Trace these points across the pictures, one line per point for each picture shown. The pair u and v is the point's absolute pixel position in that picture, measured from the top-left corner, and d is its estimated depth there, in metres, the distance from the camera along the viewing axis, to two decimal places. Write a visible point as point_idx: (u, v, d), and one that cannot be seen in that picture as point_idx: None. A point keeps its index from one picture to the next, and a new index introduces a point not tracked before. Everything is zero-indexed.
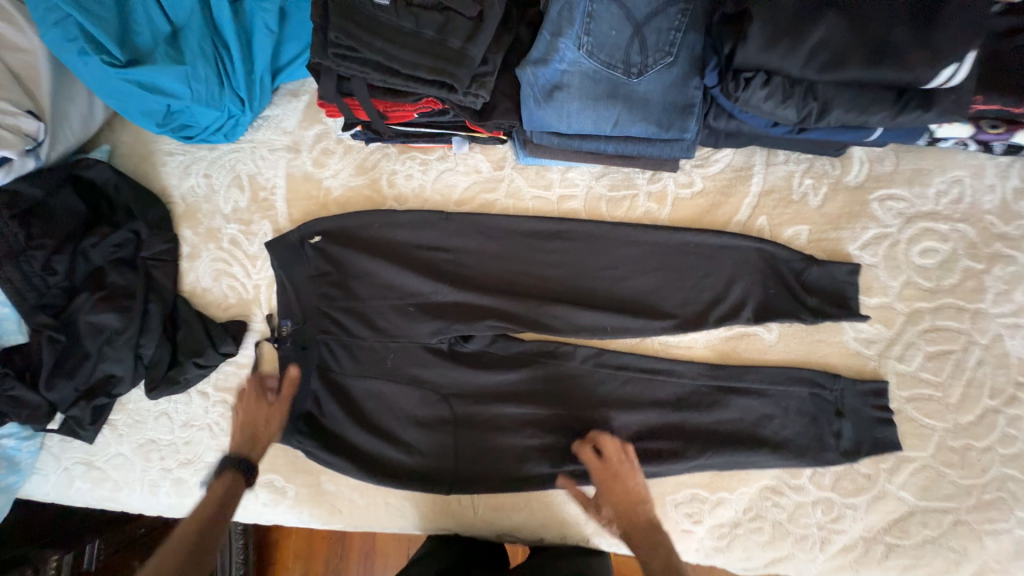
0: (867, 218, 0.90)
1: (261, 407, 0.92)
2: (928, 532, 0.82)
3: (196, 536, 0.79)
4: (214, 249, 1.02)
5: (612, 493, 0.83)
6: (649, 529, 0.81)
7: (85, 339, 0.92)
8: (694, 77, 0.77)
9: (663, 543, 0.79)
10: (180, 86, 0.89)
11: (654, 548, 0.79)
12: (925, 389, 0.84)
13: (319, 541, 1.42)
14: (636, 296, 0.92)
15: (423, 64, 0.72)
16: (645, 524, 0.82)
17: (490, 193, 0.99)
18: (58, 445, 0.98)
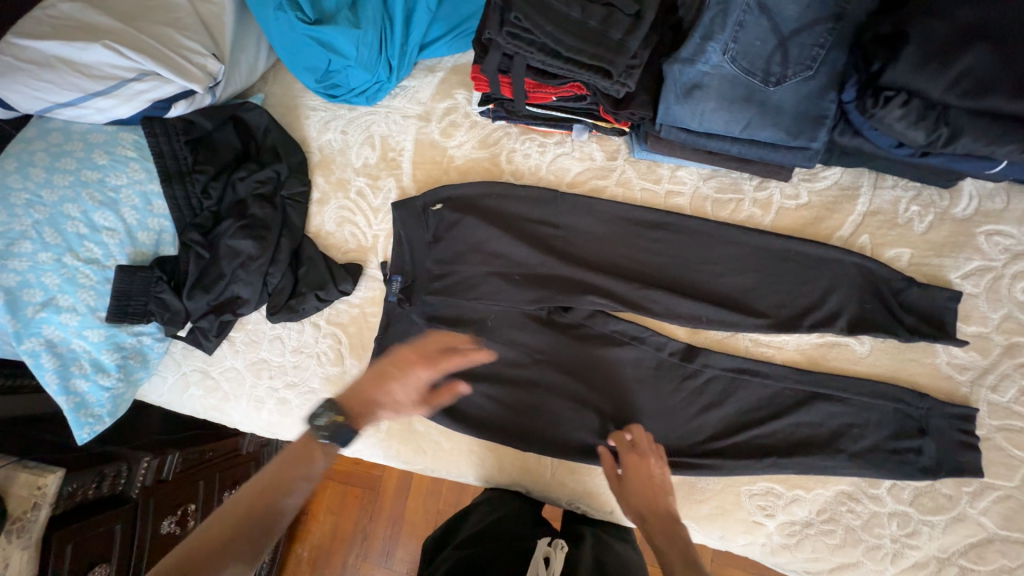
0: (972, 250, 0.93)
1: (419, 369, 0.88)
2: (1005, 561, 0.82)
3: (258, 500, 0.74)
4: (342, 198, 1.12)
5: (634, 476, 0.86)
6: (669, 520, 0.81)
7: (222, 260, 1.02)
8: (831, 92, 0.83)
9: (680, 536, 0.79)
10: (349, 47, 0.99)
11: (671, 539, 0.78)
12: (1017, 421, 0.86)
13: (353, 499, 1.48)
14: (734, 294, 0.96)
15: (584, 51, 0.82)
16: (666, 516, 0.82)
17: (602, 180, 1.06)
18: (181, 351, 1.10)
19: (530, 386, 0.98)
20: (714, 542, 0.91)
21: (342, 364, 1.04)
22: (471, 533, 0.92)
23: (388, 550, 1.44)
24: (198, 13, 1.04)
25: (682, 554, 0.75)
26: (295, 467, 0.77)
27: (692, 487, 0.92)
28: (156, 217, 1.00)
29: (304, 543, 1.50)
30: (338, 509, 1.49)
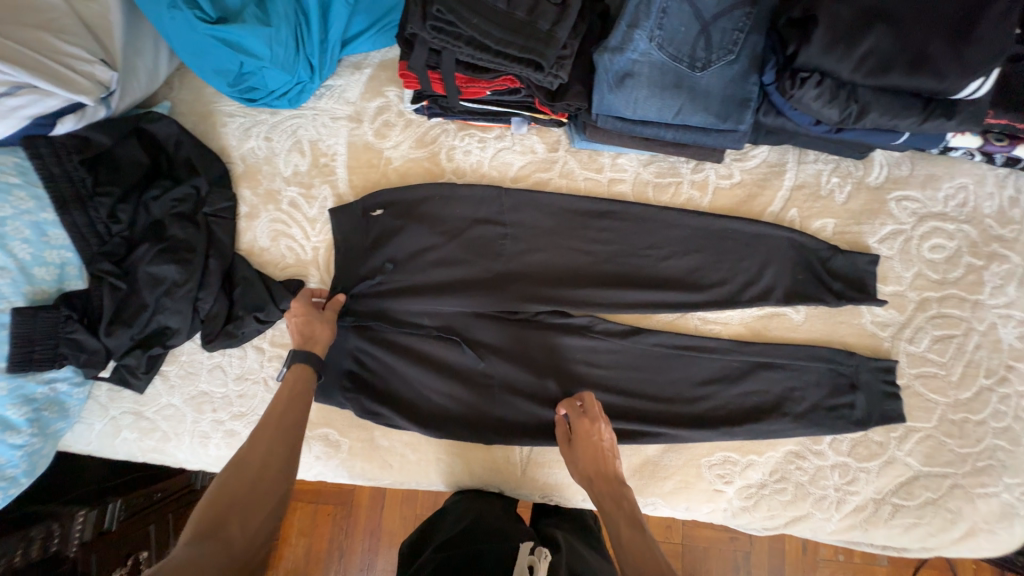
0: (885, 216, 1.01)
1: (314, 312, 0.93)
2: (929, 494, 0.92)
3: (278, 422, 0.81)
4: (273, 210, 1.05)
5: (584, 440, 0.87)
6: (616, 482, 0.84)
7: (144, 289, 0.94)
8: (752, 74, 0.85)
9: (625, 496, 0.83)
10: (262, 46, 0.92)
11: (618, 501, 0.82)
12: (932, 367, 0.95)
13: (325, 517, 1.43)
14: (679, 276, 0.98)
15: (513, 43, 0.79)
16: (613, 478, 0.85)
17: (545, 173, 1.05)
18: (106, 394, 0.99)
19: (484, 385, 0.96)
20: (681, 512, 0.95)
21: None
22: (442, 543, 0.89)
23: (368, 563, 1.41)
24: (77, 12, 0.91)
25: (628, 516, 0.80)
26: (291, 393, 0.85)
27: (656, 465, 0.95)
28: (55, 248, 0.89)
29: (277, 569, 1.43)
30: (309, 530, 1.43)
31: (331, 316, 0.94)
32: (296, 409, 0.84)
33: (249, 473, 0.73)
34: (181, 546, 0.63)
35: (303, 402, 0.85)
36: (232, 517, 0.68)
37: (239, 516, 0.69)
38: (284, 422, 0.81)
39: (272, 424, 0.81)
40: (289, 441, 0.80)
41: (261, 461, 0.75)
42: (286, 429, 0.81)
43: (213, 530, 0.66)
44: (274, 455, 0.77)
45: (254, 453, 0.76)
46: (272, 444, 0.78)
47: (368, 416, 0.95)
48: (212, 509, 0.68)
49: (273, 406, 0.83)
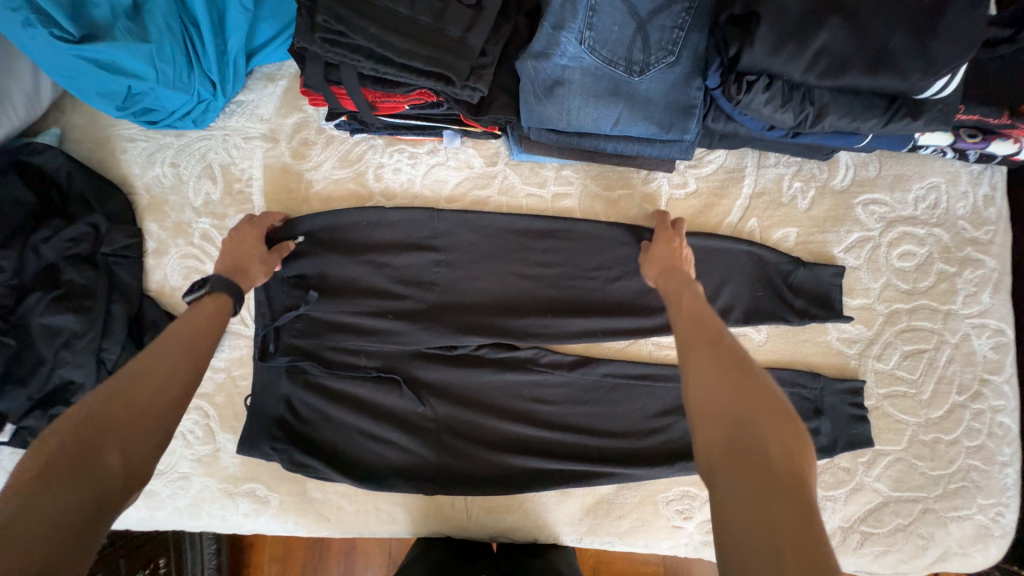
0: (851, 222, 0.93)
1: (259, 247, 0.85)
2: (899, 520, 0.87)
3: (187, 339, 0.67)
4: (184, 244, 0.94)
5: (662, 243, 0.84)
6: (681, 279, 0.77)
7: (39, 343, 0.85)
8: (696, 78, 0.75)
9: (689, 287, 0.74)
10: (144, 65, 0.81)
11: (682, 285, 0.75)
12: (901, 386, 0.88)
13: None
14: (629, 298, 0.90)
15: (419, 54, 0.69)
16: (680, 278, 0.77)
17: (483, 191, 0.95)
18: (10, 457, 0.90)
19: (425, 430, 0.88)
20: (639, 549, 0.90)
21: (215, 440, 0.90)
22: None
23: None
24: None
25: (690, 301, 0.71)
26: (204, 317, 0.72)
27: (611, 504, 0.89)
28: None
29: None
30: None
31: (274, 258, 0.85)
32: (206, 338, 0.70)
33: (145, 384, 0.59)
34: (36, 471, 0.48)
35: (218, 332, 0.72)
36: (112, 437, 0.53)
37: (122, 437, 0.54)
38: (189, 350, 0.66)
39: (178, 343, 0.66)
40: (193, 366, 0.65)
41: (157, 376, 0.61)
42: (196, 349, 0.67)
43: (85, 449, 0.50)
44: (177, 371, 0.63)
45: (152, 366, 0.61)
46: (176, 360, 0.64)
47: (297, 469, 0.86)
48: (87, 422, 0.53)
49: (181, 327, 0.68)
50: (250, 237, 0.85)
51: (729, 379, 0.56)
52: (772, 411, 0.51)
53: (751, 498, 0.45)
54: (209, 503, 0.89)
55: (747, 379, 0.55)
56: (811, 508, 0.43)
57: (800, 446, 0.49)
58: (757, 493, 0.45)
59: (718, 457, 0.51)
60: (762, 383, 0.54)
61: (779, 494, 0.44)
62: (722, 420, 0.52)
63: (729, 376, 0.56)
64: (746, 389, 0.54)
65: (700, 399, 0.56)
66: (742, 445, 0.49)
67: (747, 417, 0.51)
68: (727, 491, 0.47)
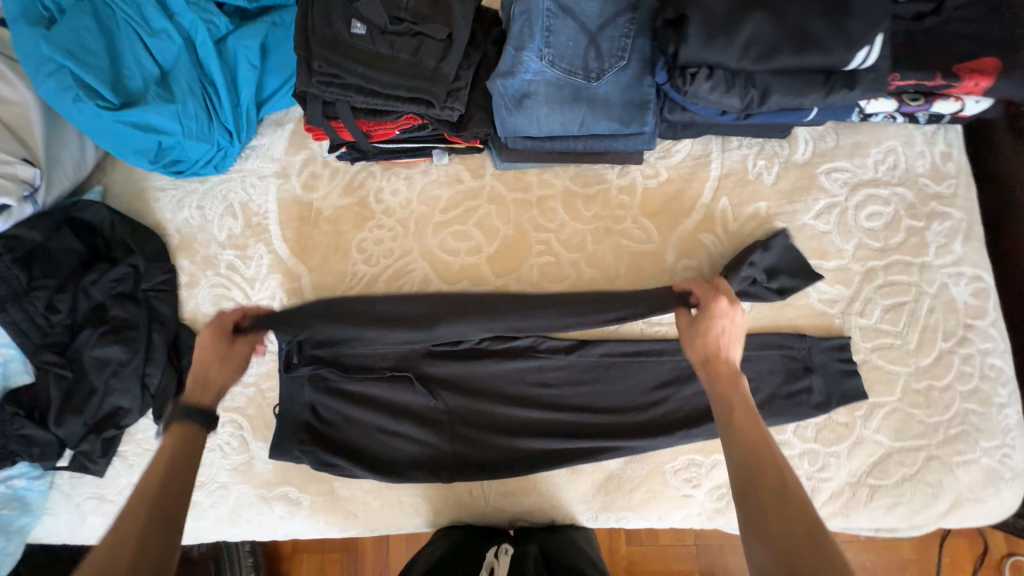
0: (817, 190, 0.99)
1: (218, 350, 0.82)
2: (905, 470, 0.89)
3: (154, 498, 0.66)
4: (212, 275, 1.05)
5: (706, 320, 0.77)
6: (731, 371, 0.73)
7: (91, 373, 0.95)
8: (646, 76, 0.85)
9: (739, 386, 0.71)
10: (172, 123, 0.94)
11: (733, 383, 0.72)
12: (887, 338, 0.92)
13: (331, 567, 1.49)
14: (615, 284, 0.98)
15: (402, 85, 0.80)
16: (728, 369, 0.73)
17: (473, 200, 1.05)
18: (68, 482, 0.98)
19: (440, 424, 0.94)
20: (654, 521, 0.94)
21: (249, 450, 0.97)
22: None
23: None
24: None
25: (742, 405, 0.69)
26: (172, 462, 0.70)
27: (620, 478, 0.93)
28: None
29: None
30: None
31: (239, 353, 0.85)
32: (179, 485, 0.68)
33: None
34: None
35: (190, 467, 0.71)
36: None
37: None
38: (157, 510, 0.65)
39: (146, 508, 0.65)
40: (165, 524, 0.64)
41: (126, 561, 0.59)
42: (167, 506, 0.66)
43: None
44: (147, 541, 0.62)
45: (118, 548, 0.61)
46: (146, 528, 0.63)
47: (322, 468, 0.93)
48: None
49: (144, 489, 0.66)
50: (213, 339, 0.83)
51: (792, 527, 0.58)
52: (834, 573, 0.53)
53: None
54: (247, 509, 0.96)
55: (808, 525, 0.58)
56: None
57: None
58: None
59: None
60: (821, 539, 0.56)
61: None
62: None
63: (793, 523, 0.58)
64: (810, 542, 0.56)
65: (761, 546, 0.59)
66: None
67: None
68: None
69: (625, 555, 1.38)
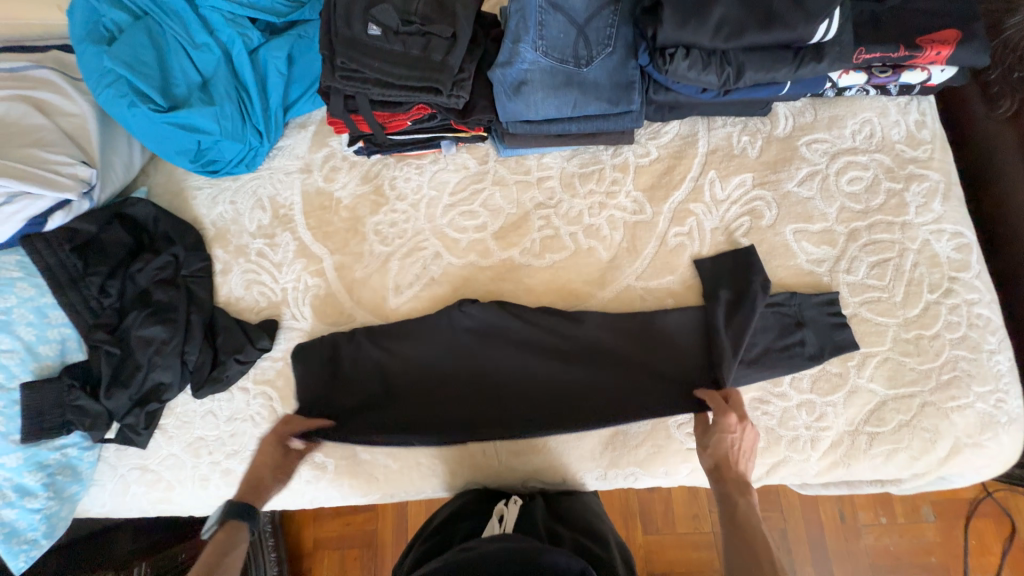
0: (799, 160, 1.06)
1: (273, 454, 0.97)
2: (901, 416, 0.92)
3: None
4: (244, 262, 1.16)
5: (720, 434, 0.88)
6: (741, 482, 0.85)
7: (137, 351, 1.03)
8: (630, 60, 0.95)
9: (747, 496, 0.84)
10: (211, 123, 1.06)
11: (743, 494, 0.84)
12: (875, 292, 0.97)
13: (351, 563, 1.54)
14: (611, 255, 1.07)
15: (413, 76, 0.91)
16: (738, 478, 0.86)
17: (479, 184, 1.14)
18: (114, 454, 1.06)
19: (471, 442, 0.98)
20: (661, 478, 0.98)
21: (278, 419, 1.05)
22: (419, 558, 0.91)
23: None
24: (59, 127, 1.08)
25: (743, 515, 0.82)
26: (218, 551, 0.85)
27: (625, 434, 0.98)
28: (56, 326, 1.01)
29: None
30: None
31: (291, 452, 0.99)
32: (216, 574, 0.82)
33: None
34: None
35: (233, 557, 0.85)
36: None
37: None
38: None
39: None
40: None
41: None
42: None
43: None
44: None
45: None
46: None
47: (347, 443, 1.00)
48: None
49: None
50: (270, 444, 0.97)
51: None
52: None
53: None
54: None
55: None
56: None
57: None
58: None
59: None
60: None
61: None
62: None
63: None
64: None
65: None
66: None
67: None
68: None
69: (642, 545, 1.40)
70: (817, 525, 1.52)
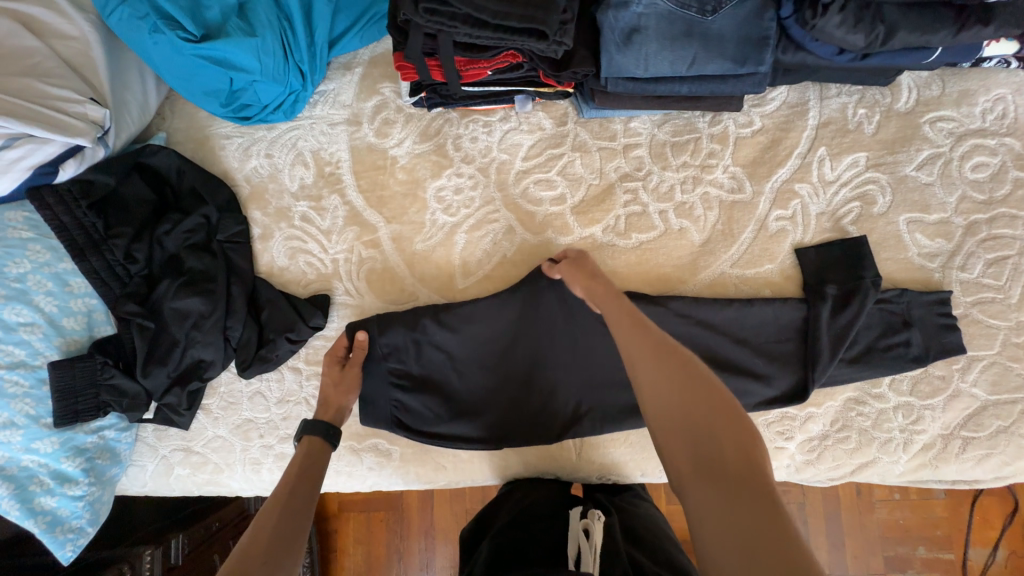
0: (920, 140, 0.95)
1: (333, 369, 0.90)
2: (1000, 422, 0.89)
3: (292, 486, 0.71)
4: (286, 227, 1.02)
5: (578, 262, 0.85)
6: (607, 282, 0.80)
7: (172, 326, 0.92)
8: (769, 9, 0.80)
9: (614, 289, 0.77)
10: (250, 58, 0.88)
11: (609, 290, 0.77)
12: (989, 293, 0.91)
13: (378, 524, 1.51)
14: (704, 238, 0.97)
15: (513, 13, 0.75)
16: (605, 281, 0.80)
17: (557, 149, 1.01)
18: (153, 434, 0.98)
19: (550, 433, 0.93)
20: None
21: None
22: (487, 564, 0.81)
23: (427, 561, 1.49)
24: (58, 53, 0.88)
25: (615, 295, 0.75)
26: (306, 464, 0.76)
27: None
28: (79, 297, 0.89)
29: None
30: (365, 538, 1.52)
31: (351, 373, 0.90)
32: (308, 482, 0.73)
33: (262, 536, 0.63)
34: None
35: (317, 474, 0.76)
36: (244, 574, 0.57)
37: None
38: (298, 494, 0.70)
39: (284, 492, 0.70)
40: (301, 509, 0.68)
41: (266, 537, 0.62)
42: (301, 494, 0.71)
43: None
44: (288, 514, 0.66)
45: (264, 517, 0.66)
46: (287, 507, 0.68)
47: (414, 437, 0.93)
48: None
49: (282, 485, 0.72)
50: (328, 365, 0.90)
51: (687, 396, 0.57)
52: (727, 429, 0.55)
53: (738, 522, 0.48)
54: (336, 461, 0.96)
55: (690, 372, 0.60)
56: (784, 513, 0.48)
57: (755, 453, 0.53)
58: (749, 515, 0.48)
59: (686, 472, 0.54)
60: (715, 387, 0.58)
61: (752, 508, 0.49)
62: (678, 422, 0.57)
63: (675, 373, 0.59)
64: (702, 400, 0.57)
65: (657, 407, 0.59)
66: (700, 439, 0.55)
67: (702, 428, 0.55)
68: (699, 508, 0.51)
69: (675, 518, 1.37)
70: (834, 500, 1.46)
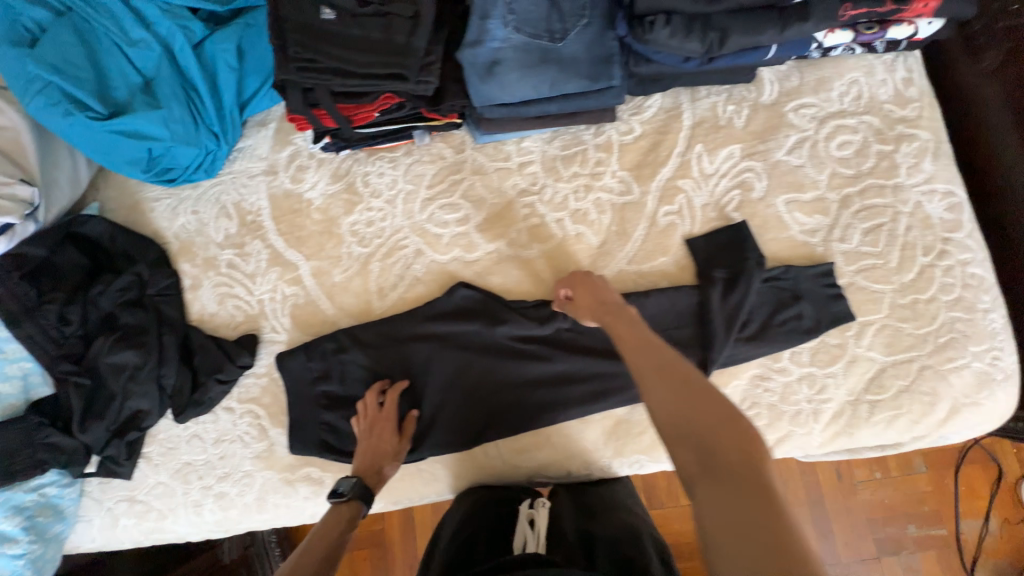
0: (787, 127, 1.02)
1: (387, 424, 0.93)
2: (901, 382, 0.92)
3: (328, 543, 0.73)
4: (214, 275, 1.09)
5: (587, 288, 0.86)
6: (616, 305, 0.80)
7: (109, 380, 0.97)
8: (608, 30, 0.90)
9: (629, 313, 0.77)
10: (158, 127, 0.97)
11: (616, 314, 0.78)
12: (870, 259, 0.95)
13: (359, 562, 1.50)
14: (600, 239, 1.03)
15: (375, 63, 0.85)
16: (615, 304, 0.80)
17: (456, 175, 1.08)
18: (98, 488, 1.02)
19: (472, 440, 0.96)
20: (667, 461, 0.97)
21: (268, 436, 1.01)
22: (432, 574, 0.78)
23: None
24: None
25: (627, 319, 0.75)
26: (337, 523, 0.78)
27: (628, 423, 0.96)
28: (15, 361, 0.97)
29: None
30: None
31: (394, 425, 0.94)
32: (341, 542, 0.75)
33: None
34: None
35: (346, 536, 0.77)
36: None
37: None
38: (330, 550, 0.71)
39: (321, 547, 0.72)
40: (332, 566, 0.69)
41: None
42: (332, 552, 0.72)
43: None
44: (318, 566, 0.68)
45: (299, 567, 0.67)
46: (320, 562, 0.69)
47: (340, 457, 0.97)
48: None
49: (313, 542, 0.73)
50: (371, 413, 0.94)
51: (697, 402, 0.57)
52: (734, 441, 0.53)
53: (744, 527, 0.47)
54: (273, 494, 0.99)
55: (697, 385, 0.59)
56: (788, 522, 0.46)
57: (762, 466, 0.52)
58: (753, 520, 0.47)
59: (694, 474, 0.53)
60: (723, 402, 0.57)
61: (753, 509, 0.48)
62: (683, 432, 0.56)
63: (683, 388, 0.59)
64: (712, 405, 0.57)
65: (664, 417, 0.58)
66: (706, 447, 0.54)
67: (709, 438, 0.54)
68: (706, 510, 0.50)
69: None
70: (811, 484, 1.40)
